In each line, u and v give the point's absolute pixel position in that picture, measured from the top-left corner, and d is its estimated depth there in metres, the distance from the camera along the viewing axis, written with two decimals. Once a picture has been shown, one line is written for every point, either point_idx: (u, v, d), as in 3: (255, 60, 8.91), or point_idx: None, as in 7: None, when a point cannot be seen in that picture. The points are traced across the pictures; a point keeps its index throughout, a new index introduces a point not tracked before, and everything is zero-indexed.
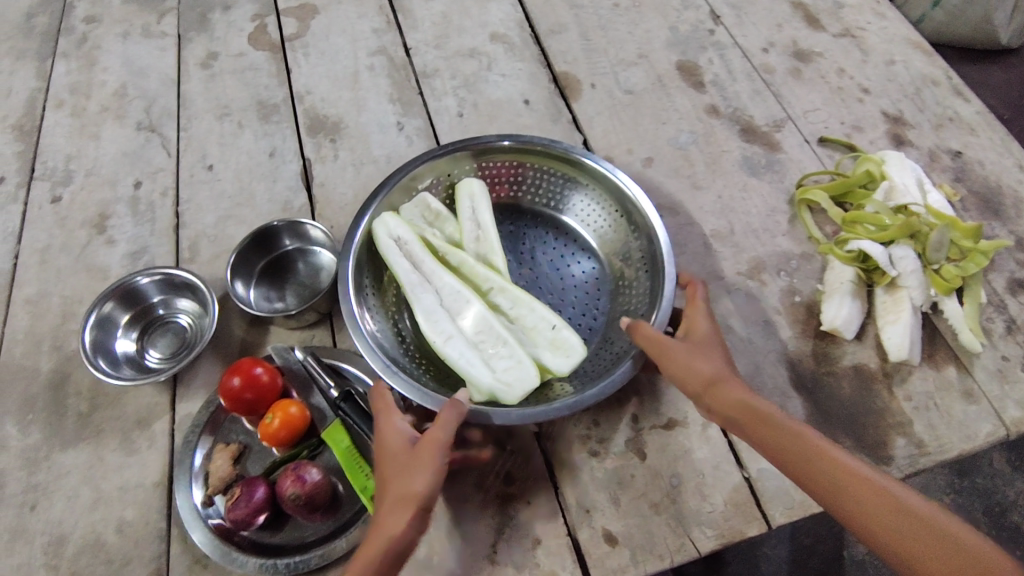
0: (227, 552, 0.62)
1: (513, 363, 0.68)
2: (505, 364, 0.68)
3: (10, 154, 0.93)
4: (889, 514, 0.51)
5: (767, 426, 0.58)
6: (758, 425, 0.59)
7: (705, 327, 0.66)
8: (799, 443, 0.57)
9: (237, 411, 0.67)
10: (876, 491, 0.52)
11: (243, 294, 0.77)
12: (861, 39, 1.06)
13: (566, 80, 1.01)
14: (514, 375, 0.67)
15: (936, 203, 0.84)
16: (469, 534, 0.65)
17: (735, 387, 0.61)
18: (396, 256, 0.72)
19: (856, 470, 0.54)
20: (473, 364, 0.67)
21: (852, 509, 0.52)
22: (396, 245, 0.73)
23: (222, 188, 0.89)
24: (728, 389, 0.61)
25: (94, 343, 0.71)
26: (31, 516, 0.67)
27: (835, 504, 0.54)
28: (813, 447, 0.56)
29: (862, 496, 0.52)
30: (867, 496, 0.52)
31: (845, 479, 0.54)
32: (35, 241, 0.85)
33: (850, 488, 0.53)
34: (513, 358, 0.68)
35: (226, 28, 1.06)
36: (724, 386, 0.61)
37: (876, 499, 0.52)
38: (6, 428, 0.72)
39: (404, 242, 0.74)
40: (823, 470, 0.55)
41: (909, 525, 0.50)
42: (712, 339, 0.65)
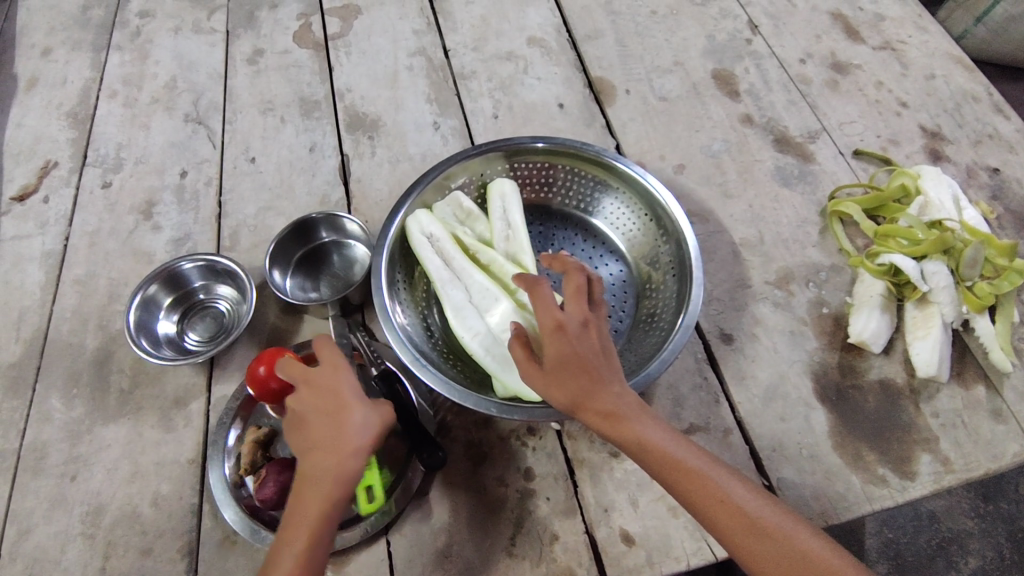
0: (256, 530, 0.64)
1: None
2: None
3: (65, 140, 0.97)
4: (779, 566, 0.51)
5: (662, 466, 0.55)
6: (652, 465, 0.56)
7: (553, 346, 0.57)
8: (695, 484, 0.54)
9: (265, 398, 0.68)
10: (770, 541, 0.52)
11: (280, 282, 0.79)
12: (901, 53, 1.05)
13: (601, 86, 1.02)
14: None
15: (971, 220, 0.83)
16: (488, 526, 0.67)
17: (620, 423, 0.56)
18: (428, 252, 0.74)
19: (753, 516, 0.53)
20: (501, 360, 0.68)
21: (744, 556, 0.53)
22: (428, 242, 0.75)
23: (264, 180, 0.92)
24: (618, 423, 0.56)
25: (137, 323, 0.74)
26: (72, 485, 0.70)
27: (732, 547, 0.53)
28: (709, 489, 0.54)
29: (751, 544, 0.52)
30: (759, 546, 0.52)
31: (739, 528, 0.53)
32: (85, 224, 0.89)
33: (740, 536, 0.53)
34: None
35: (272, 26, 1.09)
36: (607, 417, 0.56)
37: (768, 551, 0.52)
38: (52, 401, 0.76)
39: (436, 239, 0.75)
40: (719, 519, 0.54)
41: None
42: (565, 359, 0.56)
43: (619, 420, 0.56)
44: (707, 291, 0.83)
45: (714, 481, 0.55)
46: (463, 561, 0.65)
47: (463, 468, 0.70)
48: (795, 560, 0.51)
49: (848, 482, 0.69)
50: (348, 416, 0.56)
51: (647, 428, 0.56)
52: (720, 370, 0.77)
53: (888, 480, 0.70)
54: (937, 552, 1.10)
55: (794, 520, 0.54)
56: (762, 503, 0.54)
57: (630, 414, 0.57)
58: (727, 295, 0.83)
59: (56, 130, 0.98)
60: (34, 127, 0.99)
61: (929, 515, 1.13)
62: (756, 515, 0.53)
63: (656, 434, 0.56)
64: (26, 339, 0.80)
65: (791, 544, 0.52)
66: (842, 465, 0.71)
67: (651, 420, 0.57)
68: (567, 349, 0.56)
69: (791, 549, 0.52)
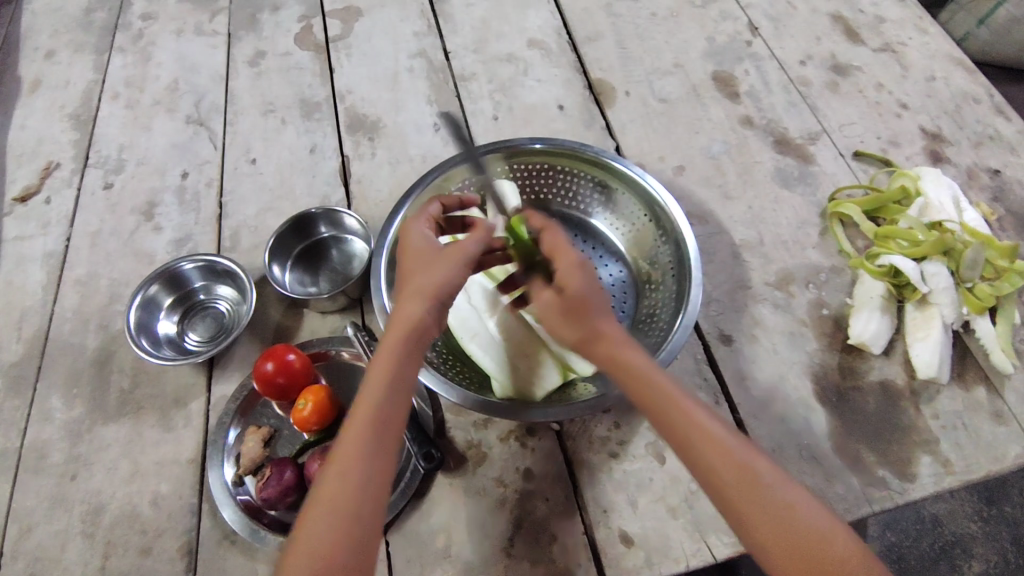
0: (257, 530, 0.64)
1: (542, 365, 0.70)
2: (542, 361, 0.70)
3: (67, 142, 0.98)
4: (760, 507, 0.50)
5: (655, 396, 0.56)
6: (644, 393, 0.56)
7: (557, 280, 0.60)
8: (687, 420, 0.54)
9: (269, 394, 0.70)
10: (756, 484, 0.51)
11: (279, 277, 0.79)
12: (902, 55, 1.05)
13: (601, 88, 1.02)
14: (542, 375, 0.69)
15: (971, 222, 0.83)
16: (487, 526, 0.67)
17: (610, 346, 0.59)
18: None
19: (742, 457, 0.52)
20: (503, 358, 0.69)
21: (723, 497, 0.52)
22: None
23: (264, 181, 0.92)
24: (623, 354, 0.58)
25: (137, 323, 0.75)
26: (71, 485, 0.70)
27: (717, 489, 0.52)
28: (700, 428, 0.54)
29: (735, 486, 0.51)
30: (743, 487, 0.51)
31: (729, 472, 0.52)
32: (87, 225, 0.89)
33: (725, 474, 0.52)
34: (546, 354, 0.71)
35: (274, 29, 1.09)
36: (614, 349, 0.58)
37: (749, 492, 0.51)
38: (52, 400, 0.76)
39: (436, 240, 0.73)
40: (711, 460, 0.53)
41: (787, 531, 0.49)
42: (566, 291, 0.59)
43: (609, 343, 0.59)
44: (707, 292, 0.83)
45: (706, 423, 0.54)
46: (462, 562, 0.65)
47: (462, 468, 0.70)
48: (777, 506, 0.50)
49: (849, 483, 0.69)
50: (428, 270, 0.59)
51: (649, 367, 0.57)
52: (719, 371, 0.77)
53: (888, 482, 0.70)
54: (940, 555, 1.09)
55: (781, 474, 0.53)
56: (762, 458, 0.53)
57: (621, 340, 0.59)
58: (727, 296, 0.82)
59: (58, 132, 0.99)
60: (36, 128, 0.99)
61: (932, 519, 1.13)
62: (746, 460, 0.52)
63: (649, 366, 0.58)
64: (28, 339, 0.80)
65: (776, 491, 0.51)
66: (842, 467, 0.70)
67: (644, 355, 0.59)
68: (571, 284, 0.59)
69: (773, 496, 0.51)
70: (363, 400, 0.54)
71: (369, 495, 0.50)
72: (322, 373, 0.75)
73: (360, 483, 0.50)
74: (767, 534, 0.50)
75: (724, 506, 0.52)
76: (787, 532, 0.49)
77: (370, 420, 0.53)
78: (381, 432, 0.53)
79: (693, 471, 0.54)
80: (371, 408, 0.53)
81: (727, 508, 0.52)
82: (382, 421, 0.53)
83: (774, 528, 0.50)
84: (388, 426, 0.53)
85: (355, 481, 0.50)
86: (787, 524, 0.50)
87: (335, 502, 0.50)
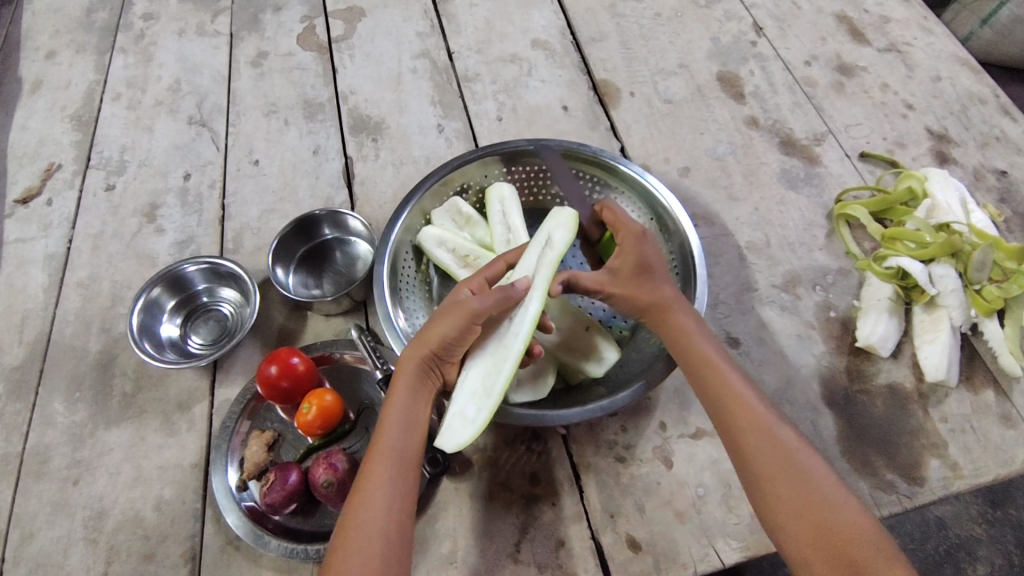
0: (260, 535, 0.64)
1: (471, 416, 0.60)
2: (473, 414, 0.60)
3: (68, 143, 0.97)
4: (780, 472, 0.54)
5: (699, 367, 0.60)
6: (690, 365, 0.60)
7: (604, 276, 0.65)
8: (725, 389, 0.58)
9: (273, 398, 0.69)
10: (779, 452, 0.55)
11: (283, 279, 0.79)
12: (907, 55, 1.04)
13: (605, 88, 1.01)
14: (454, 423, 0.60)
15: (979, 223, 0.83)
16: (494, 531, 0.66)
17: (671, 313, 0.62)
18: (533, 255, 0.67)
19: (771, 428, 0.56)
20: (471, 382, 0.62)
21: (748, 460, 0.55)
22: (544, 241, 0.68)
23: (267, 183, 0.91)
24: (673, 316, 0.62)
25: (140, 326, 0.74)
26: (74, 490, 0.70)
27: (738, 444, 0.56)
28: (738, 398, 0.58)
29: (756, 443, 0.55)
30: (766, 453, 0.55)
31: (752, 430, 0.56)
32: (89, 226, 0.89)
33: (753, 440, 0.56)
34: (483, 412, 0.59)
35: (276, 29, 1.09)
36: (667, 312, 0.62)
37: (772, 454, 0.55)
38: (54, 404, 0.75)
39: (549, 247, 0.66)
40: (737, 417, 0.57)
41: (796, 489, 0.53)
42: (622, 270, 0.64)
43: (672, 313, 0.62)
44: (714, 294, 0.82)
45: (744, 395, 0.58)
46: (468, 567, 0.65)
47: (467, 472, 0.70)
48: (789, 466, 0.54)
49: (858, 487, 0.69)
50: (437, 322, 0.60)
51: (699, 333, 0.61)
52: None
53: (896, 486, 0.69)
54: (945, 559, 1.09)
55: (806, 448, 0.56)
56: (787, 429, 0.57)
57: (682, 309, 0.62)
58: (733, 299, 0.82)
59: (59, 133, 0.98)
60: (38, 129, 0.99)
61: (937, 521, 1.12)
62: (769, 424, 0.56)
63: (699, 333, 0.61)
64: (29, 342, 0.80)
65: (798, 461, 0.54)
66: (850, 471, 0.70)
67: (702, 327, 0.62)
68: (630, 264, 0.64)
69: (793, 464, 0.54)
70: (382, 443, 0.56)
71: (396, 531, 0.53)
72: (326, 377, 0.75)
73: (388, 519, 0.53)
74: (783, 499, 0.53)
75: (746, 468, 0.56)
76: (801, 500, 0.52)
77: (391, 458, 0.56)
78: (402, 470, 0.56)
79: (723, 435, 0.58)
80: (391, 449, 0.56)
81: (748, 471, 0.55)
82: (403, 461, 0.56)
83: (782, 486, 0.53)
84: (404, 468, 0.56)
85: (383, 516, 0.53)
86: (803, 490, 0.53)
87: (364, 540, 0.52)
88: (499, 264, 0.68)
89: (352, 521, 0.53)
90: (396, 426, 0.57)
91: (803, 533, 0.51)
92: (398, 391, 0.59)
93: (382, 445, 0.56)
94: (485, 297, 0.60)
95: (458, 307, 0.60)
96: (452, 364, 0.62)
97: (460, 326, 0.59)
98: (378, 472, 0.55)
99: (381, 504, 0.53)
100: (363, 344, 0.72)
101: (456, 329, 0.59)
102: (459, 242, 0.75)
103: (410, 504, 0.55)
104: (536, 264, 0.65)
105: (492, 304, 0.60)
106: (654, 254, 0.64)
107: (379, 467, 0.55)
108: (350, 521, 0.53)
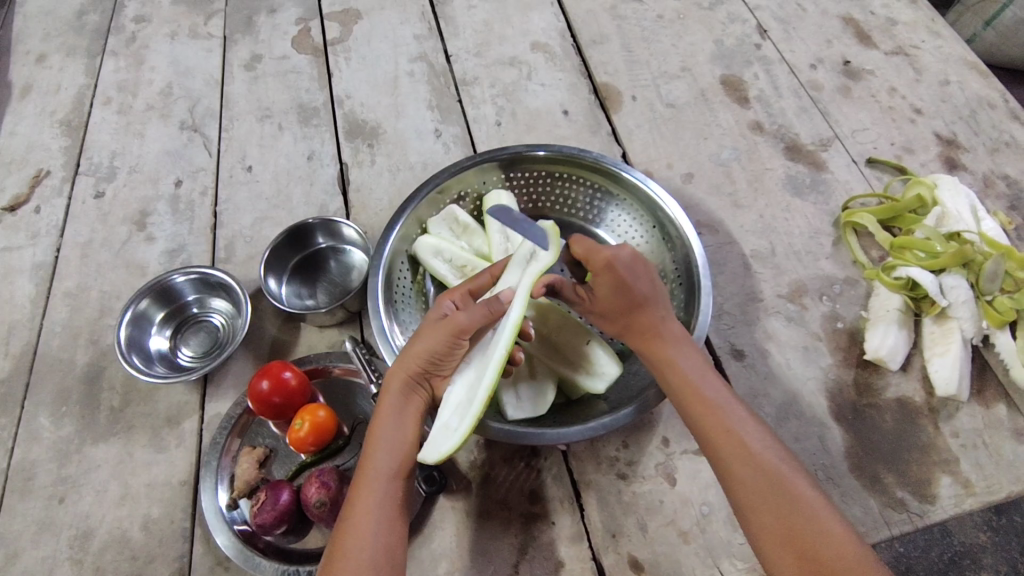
0: (251, 557, 0.61)
1: (454, 426, 0.56)
2: (455, 424, 0.56)
3: (57, 149, 0.95)
4: (766, 499, 0.51)
5: (681, 390, 0.57)
6: (674, 391, 0.58)
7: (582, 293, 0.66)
8: (707, 413, 0.56)
9: (265, 414, 0.67)
10: (765, 475, 0.52)
11: (275, 290, 0.77)
12: (914, 58, 1.02)
13: (607, 92, 0.99)
14: (436, 434, 0.57)
15: (990, 231, 0.80)
16: (491, 551, 0.64)
17: (653, 341, 0.60)
18: (517, 267, 0.63)
19: (755, 451, 0.53)
20: (455, 395, 0.59)
21: (734, 488, 0.53)
22: (529, 253, 0.64)
23: (260, 190, 0.89)
24: (652, 341, 0.60)
25: (128, 340, 0.72)
26: (59, 509, 0.68)
27: (724, 471, 0.54)
28: (720, 421, 0.55)
29: (739, 469, 0.53)
30: (750, 479, 0.52)
31: (735, 453, 0.53)
32: (77, 234, 0.87)
33: (737, 467, 0.53)
34: (465, 421, 0.56)
35: (271, 31, 1.07)
36: (647, 335, 0.61)
37: (755, 479, 0.52)
38: (40, 419, 0.73)
39: (534, 259, 0.63)
40: (718, 442, 0.54)
41: (782, 514, 0.50)
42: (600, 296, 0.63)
43: (653, 339, 0.60)
44: (717, 305, 0.80)
45: (728, 416, 0.56)
46: None
47: (464, 490, 0.68)
48: (775, 489, 0.51)
49: (866, 506, 0.67)
50: (421, 337, 0.58)
51: (679, 353, 0.59)
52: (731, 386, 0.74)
53: (907, 504, 0.67)
54: None
55: (794, 468, 0.53)
56: (774, 449, 0.54)
57: (666, 335, 0.60)
58: (738, 309, 0.80)
59: (49, 138, 0.96)
60: (27, 135, 0.97)
61: None
62: (754, 446, 0.54)
63: (678, 354, 0.59)
64: (15, 354, 0.78)
65: (785, 485, 0.51)
66: (859, 488, 0.68)
67: (685, 345, 0.60)
68: (605, 288, 0.62)
69: (780, 487, 0.51)
70: (369, 468, 0.54)
71: (386, 558, 0.50)
72: (320, 391, 0.73)
73: (377, 545, 0.50)
74: (772, 528, 0.50)
75: (735, 498, 0.53)
76: (789, 528, 0.50)
77: (378, 482, 0.53)
78: (392, 494, 0.54)
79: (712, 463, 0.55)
80: (378, 472, 0.54)
81: (736, 500, 0.53)
82: (391, 485, 0.54)
83: (768, 513, 0.51)
84: (393, 493, 0.54)
85: (371, 542, 0.50)
86: (792, 518, 0.50)
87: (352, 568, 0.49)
88: (483, 277, 0.65)
89: (338, 550, 0.50)
90: (384, 447, 0.55)
91: (792, 563, 0.49)
92: (384, 411, 0.57)
93: (370, 468, 0.54)
94: (472, 309, 0.57)
95: (443, 321, 0.57)
96: (441, 379, 0.60)
97: (446, 338, 0.56)
98: (365, 496, 0.53)
99: (369, 530, 0.51)
100: (357, 357, 0.70)
101: (443, 340, 0.56)
102: (455, 252, 0.73)
103: (398, 530, 0.53)
104: (519, 275, 0.62)
105: (479, 318, 0.57)
106: (632, 278, 0.61)
107: (367, 492, 0.53)
108: (338, 547, 0.50)
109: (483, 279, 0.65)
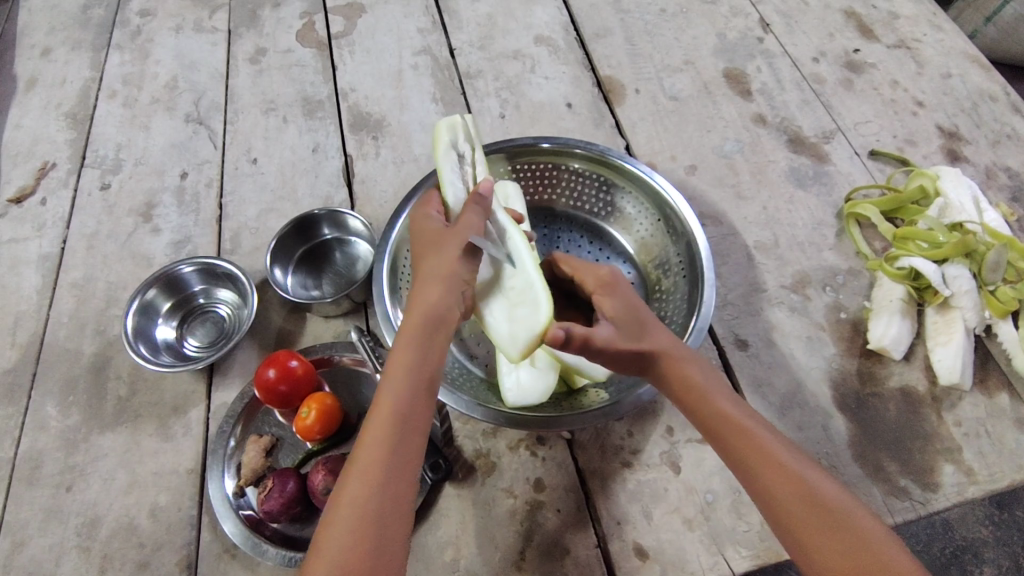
0: (257, 543, 0.62)
1: (532, 313, 0.63)
2: (532, 311, 0.63)
3: (63, 141, 0.96)
4: (825, 534, 0.49)
5: (720, 425, 0.56)
6: (710, 423, 0.57)
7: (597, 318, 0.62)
8: (750, 446, 0.54)
9: (271, 402, 0.68)
10: (820, 510, 0.50)
11: (281, 280, 0.77)
12: (916, 51, 1.03)
13: (610, 85, 1.00)
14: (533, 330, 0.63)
15: (992, 222, 0.81)
16: (498, 538, 0.65)
17: (677, 363, 0.59)
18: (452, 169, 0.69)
19: (809, 484, 0.51)
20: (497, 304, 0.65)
21: (788, 523, 0.51)
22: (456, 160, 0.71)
23: (266, 182, 0.90)
24: (678, 367, 0.59)
25: (135, 328, 0.72)
26: (65, 497, 0.68)
27: (776, 506, 0.51)
28: (760, 449, 0.53)
29: (792, 504, 0.51)
30: (801, 512, 0.50)
31: (784, 484, 0.51)
32: (83, 226, 0.87)
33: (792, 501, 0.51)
34: (543, 303, 0.63)
35: (275, 24, 1.07)
36: (676, 358, 0.59)
37: (808, 512, 0.50)
38: (48, 408, 0.74)
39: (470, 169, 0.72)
40: (763, 474, 0.52)
41: (841, 547, 0.48)
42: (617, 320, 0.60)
43: (676, 361, 0.59)
44: (721, 295, 0.81)
45: (769, 446, 0.54)
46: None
47: (470, 479, 0.68)
48: (831, 520, 0.49)
49: (870, 494, 0.67)
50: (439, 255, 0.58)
51: (704, 378, 0.58)
52: (736, 376, 0.75)
53: (910, 492, 0.67)
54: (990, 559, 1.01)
55: (855, 502, 0.51)
56: (824, 479, 0.52)
57: (688, 362, 0.59)
58: (742, 300, 0.80)
59: (54, 131, 0.97)
60: (33, 128, 0.97)
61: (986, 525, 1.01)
62: (803, 475, 0.52)
63: (704, 381, 0.58)
64: (21, 345, 0.78)
65: (843, 518, 0.49)
66: (863, 477, 0.68)
67: (710, 374, 0.59)
68: (618, 306, 0.61)
69: (834, 517, 0.49)
70: (383, 398, 0.50)
71: (392, 507, 0.46)
72: (325, 380, 0.73)
73: (384, 491, 0.46)
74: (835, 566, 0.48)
75: (791, 533, 0.51)
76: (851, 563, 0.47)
77: (392, 417, 0.49)
78: (410, 437, 0.49)
79: (758, 496, 0.53)
80: (393, 408, 0.49)
81: (789, 533, 0.51)
82: (408, 422, 0.49)
83: (828, 548, 0.48)
84: (413, 426, 0.50)
85: (377, 492, 0.46)
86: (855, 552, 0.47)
87: (354, 513, 0.45)
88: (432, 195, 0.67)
89: (342, 495, 0.46)
90: (403, 379, 0.51)
91: None
92: (402, 340, 0.53)
93: (383, 403, 0.50)
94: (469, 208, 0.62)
95: (455, 235, 0.59)
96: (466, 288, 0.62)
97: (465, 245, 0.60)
98: (376, 428, 0.49)
99: (378, 473, 0.47)
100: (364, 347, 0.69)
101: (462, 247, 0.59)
102: None
103: (411, 473, 0.48)
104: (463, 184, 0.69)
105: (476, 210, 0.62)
106: (632, 296, 0.63)
107: (377, 422, 0.49)
108: (341, 495, 0.46)
109: (435, 200, 0.67)
